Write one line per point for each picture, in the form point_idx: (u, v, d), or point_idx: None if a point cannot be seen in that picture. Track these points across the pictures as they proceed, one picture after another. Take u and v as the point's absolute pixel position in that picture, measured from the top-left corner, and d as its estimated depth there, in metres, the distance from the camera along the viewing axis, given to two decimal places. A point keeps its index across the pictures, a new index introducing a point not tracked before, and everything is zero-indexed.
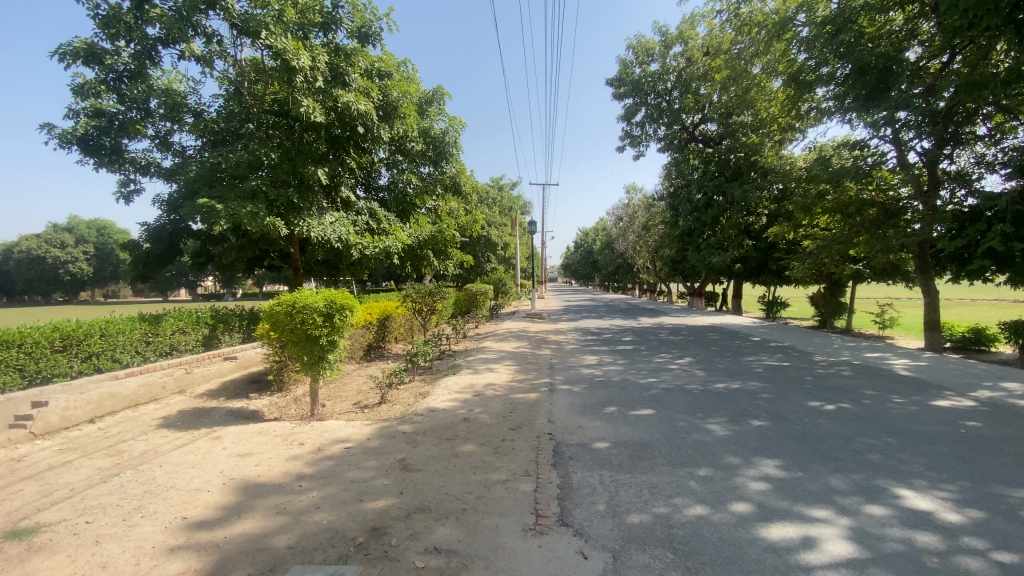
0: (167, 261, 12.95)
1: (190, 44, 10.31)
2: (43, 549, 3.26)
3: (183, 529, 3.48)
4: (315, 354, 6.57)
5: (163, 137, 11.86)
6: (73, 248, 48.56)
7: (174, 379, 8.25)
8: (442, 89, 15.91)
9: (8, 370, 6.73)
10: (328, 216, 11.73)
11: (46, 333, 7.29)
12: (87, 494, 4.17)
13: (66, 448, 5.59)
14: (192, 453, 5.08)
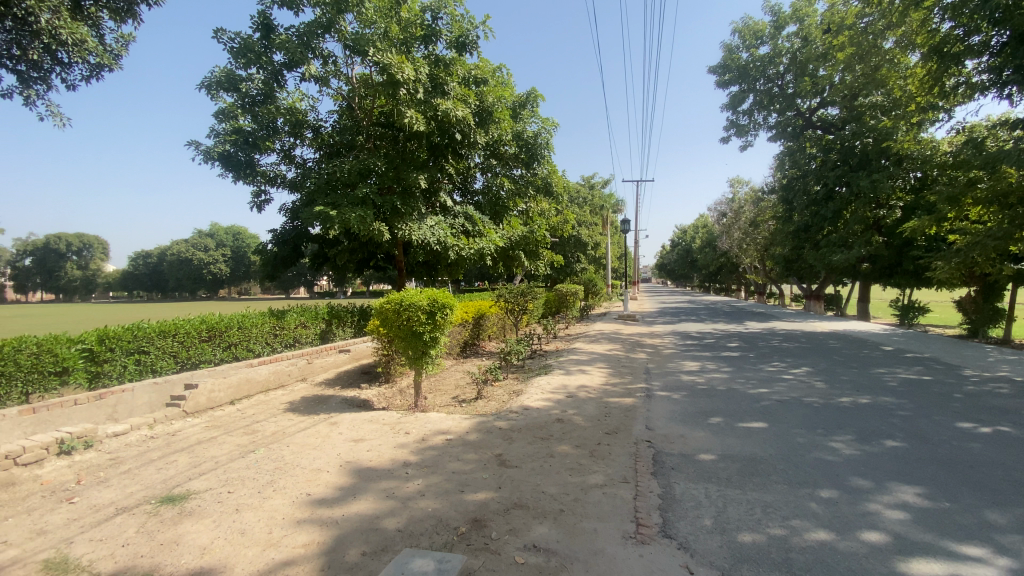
0: (291, 263, 14.46)
1: (310, 66, 11.41)
2: (197, 513, 3.77)
3: (307, 505, 3.83)
4: (418, 349, 6.94)
5: (287, 151, 13.25)
6: (215, 251, 55.91)
7: (297, 368, 9.19)
8: (536, 91, 16.09)
9: (165, 356, 7.93)
10: (428, 220, 12.30)
11: (195, 325, 8.49)
12: (229, 467, 4.76)
13: (213, 425, 6.45)
14: (313, 436, 5.60)
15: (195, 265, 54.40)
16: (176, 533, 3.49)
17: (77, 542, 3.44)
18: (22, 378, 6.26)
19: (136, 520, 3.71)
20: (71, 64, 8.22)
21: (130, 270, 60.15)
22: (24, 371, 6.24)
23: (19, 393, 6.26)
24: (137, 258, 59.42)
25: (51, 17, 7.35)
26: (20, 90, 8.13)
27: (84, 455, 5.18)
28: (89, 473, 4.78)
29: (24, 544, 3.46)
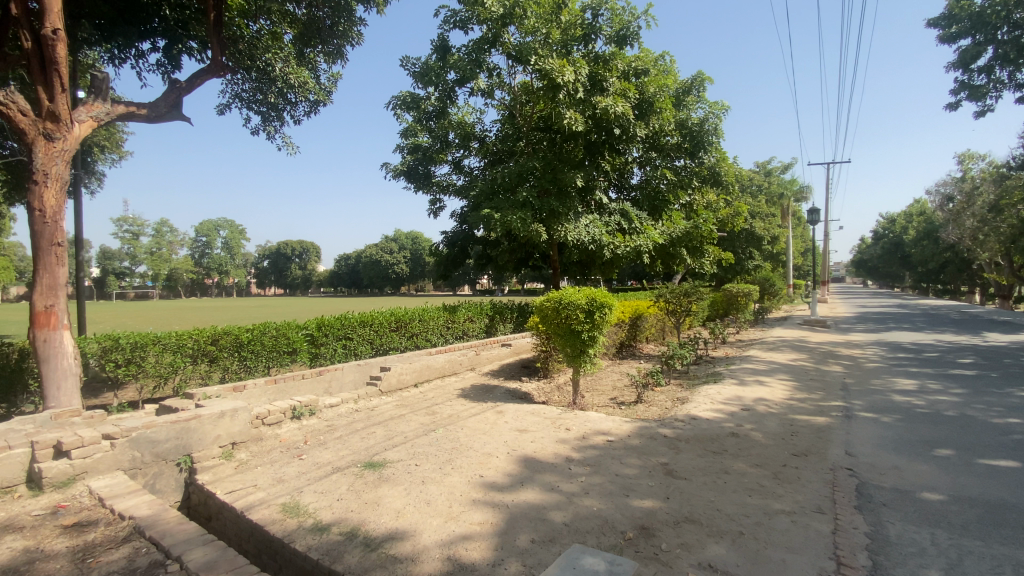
0: (459, 264, 15.75)
1: (477, 80, 12.31)
2: (391, 480, 4.34)
3: (481, 486, 4.13)
4: (577, 347, 6.98)
5: (457, 162, 14.48)
6: (398, 253, 63.73)
7: (468, 358, 9.99)
8: (703, 74, 15.07)
9: (364, 343, 9.31)
10: (584, 219, 12.35)
11: (386, 317, 9.80)
12: (415, 442, 5.38)
13: (401, 404, 7.38)
14: (483, 423, 6.02)
15: (382, 266, 63.01)
16: (375, 495, 4.05)
17: (306, 492, 4.22)
18: (265, 356, 8.02)
19: (346, 480, 4.41)
20: (297, 102, 10.14)
21: (336, 270, 72.09)
22: (266, 350, 8.01)
23: (262, 368, 8.04)
24: (340, 260, 70.88)
25: (282, 64, 9.40)
26: (264, 125, 10.29)
27: (310, 420, 6.33)
28: (313, 435, 5.84)
29: (271, 488, 4.35)
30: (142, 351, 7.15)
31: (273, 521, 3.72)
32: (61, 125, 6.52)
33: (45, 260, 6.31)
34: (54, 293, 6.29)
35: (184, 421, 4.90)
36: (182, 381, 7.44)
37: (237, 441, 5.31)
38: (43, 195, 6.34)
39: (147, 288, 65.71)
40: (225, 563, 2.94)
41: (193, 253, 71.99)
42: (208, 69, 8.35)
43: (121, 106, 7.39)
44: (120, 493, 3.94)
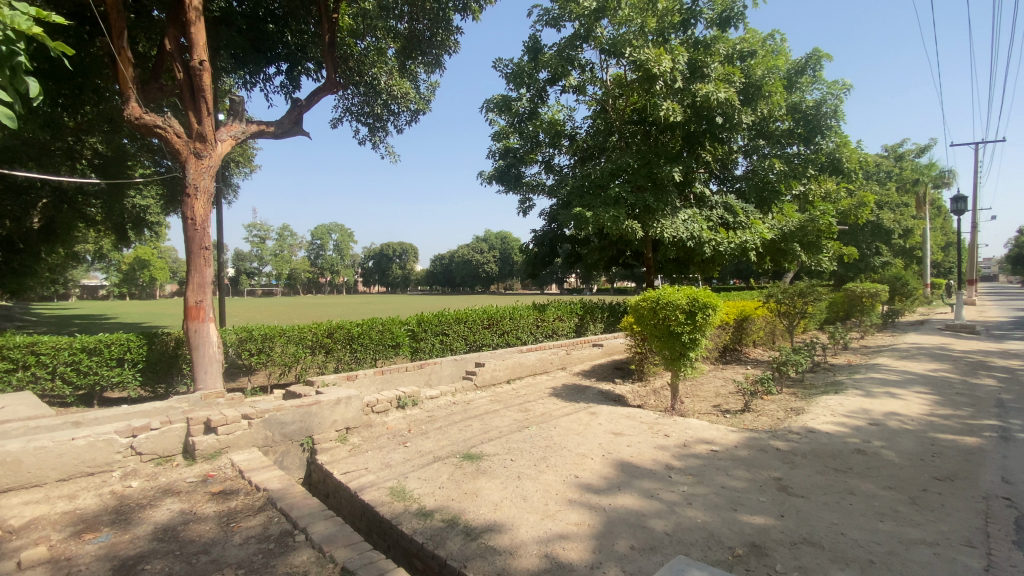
0: (548, 263, 15.75)
1: (569, 77, 12.25)
2: (488, 473, 4.46)
3: (577, 487, 4.11)
4: (676, 350, 6.66)
5: (547, 161, 14.52)
6: (488, 252, 65.31)
7: (559, 357, 9.99)
8: (820, 49, 13.74)
9: (458, 339, 9.69)
10: (682, 214, 11.79)
11: (479, 315, 10.11)
12: (510, 437, 5.49)
13: (496, 399, 7.57)
14: (577, 423, 5.98)
15: (474, 265, 65.07)
16: (474, 487, 4.20)
17: (410, 478, 4.47)
18: (372, 349, 8.64)
19: (446, 469, 4.61)
20: (399, 112, 10.78)
21: (431, 269, 75.73)
22: (373, 344, 8.64)
23: (370, 360, 8.67)
24: (434, 260, 74.28)
25: (386, 78, 10.07)
26: (371, 136, 11.08)
27: (413, 410, 6.71)
28: (415, 425, 6.19)
29: (380, 471, 4.67)
30: (270, 343, 8.03)
31: (382, 503, 3.99)
32: (207, 144, 7.53)
33: (195, 261, 7.33)
34: (202, 289, 7.25)
35: (306, 406, 5.44)
36: (303, 369, 8.25)
37: (350, 426, 5.81)
38: (194, 207, 7.36)
39: (271, 286, 73.92)
40: (343, 539, 3.20)
41: (308, 254, 79.66)
42: (324, 87, 9.16)
43: (253, 125, 8.37)
44: (255, 467, 4.46)
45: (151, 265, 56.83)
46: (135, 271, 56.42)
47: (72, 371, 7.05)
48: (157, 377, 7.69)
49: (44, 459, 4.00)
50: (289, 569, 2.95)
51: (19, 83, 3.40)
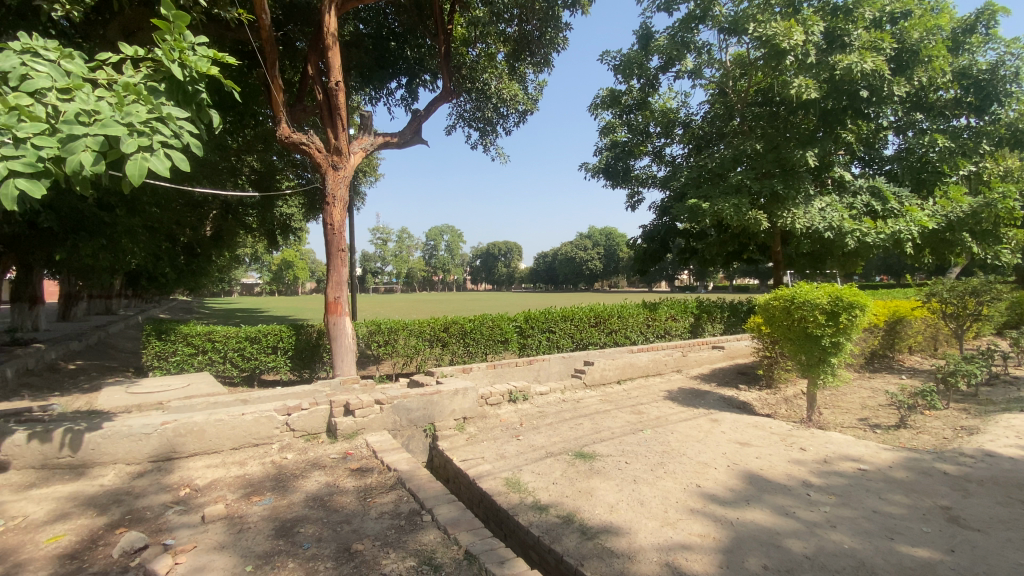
0: (659, 259, 15.11)
1: (684, 62, 11.61)
2: (602, 474, 4.41)
3: (699, 497, 3.89)
4: (814, 355, 6.01)
5: (658, 152, 13.90)
6: (592, 249, 64.37)
7: (674, 358, 9.53)
8: (995, 2, 11.61)
9: (566, 336, 9.70)
10: (817, 202, 10.62)
11: (587, 312, 10.04)
12: (624, 439, 5.36)
13: (608, 399, 7.44)
14: (696, 429, 5.67)
15: (578, 263, 64.63)
16: (588, 486, 4.17)
17: (525, 471, 4.57)
18: (483, 344, 9.00)
19: (560, 466, 4.64)
20: (508, 114, 11.03)
21: (535, 267, 76.62)
22: (484, 338, 9.00)
23: (481, 354, 9.04)
24: (538, 257, 75.03)
25: (496, 82, 10.38)
26: (481, 140, 11.48)
27: (524, 405, 6.85)
28: (527, 419, 6.32)
29: (495, 462, 4.83)
30: (395, 335, 8.71)
31: (499, 492, 4.12)
32: (342, 157, 8.38)
33: (334, 262, 8.18)
34: (340, 286, 8.04)
35: (428, 394, 5.81)
36: (422, 361, 8.84)
37: (467, 416, 6.11)
38: (332, 214, 8.21)
39: (391, 283, 80.23)
40: (466, 524, 3.37)
41: (422, 254, 85.09)
42: (440, 96, 9.66)
43: (380, 137, 9.12)
44: (387, 449, 4.87)
45: (294, 265, 64.72)
46: (281, 270, 64.68)
47: (239, 356, 8.34)
48: (303, 363, 8.69)
49: (222, 430, 4.74)
50: (418, 547, 3.17)
51: (202, 115, 4.06)
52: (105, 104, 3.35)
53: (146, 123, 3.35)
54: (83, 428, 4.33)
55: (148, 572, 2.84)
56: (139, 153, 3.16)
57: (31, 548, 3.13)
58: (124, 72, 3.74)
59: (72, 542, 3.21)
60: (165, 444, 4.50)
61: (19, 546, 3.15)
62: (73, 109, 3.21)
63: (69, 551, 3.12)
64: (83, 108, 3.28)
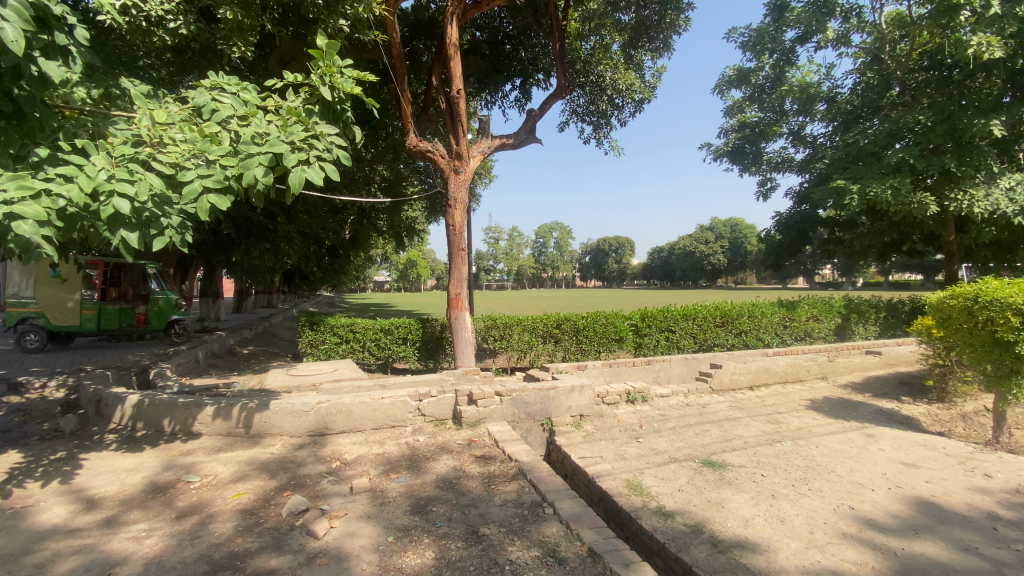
0: (796, 252, 13.65)
1: (826, 31, 10.33)
2: (733, 485, 4.10)
3: (853, 520, 3.44)
4: (1005, 365, 4.98)
5: (796, 132, 12.45)
6: (715, 242, 59.78)
7: (817, 364, 8.51)
8: None
9: (687, 336, 9.26)
10: (1005, 181, 8.84)
11: (711, 311, 9.50)
12: (757, 451, 4.93)
13: (737, 406, 6.89)
14: (847, 444, 5.02)
15: (698, 258, 60.47)
16: (718, 496, 3.91)
17: (647, 474, 4.41)
18: (598, 341, 8.89)
19: (686, 473, 4.42)
20: (623, 105, 10.72)
21: (650, 263, 73.53)
22: (597, 336, 8.87)
23: (595, 352, 8.92)
24: (654, 253, 71.90)
25: (612, 73, 10.09)
26: (594, 133, 11.31)
27: (643, 406, 6.62)
28: (647, 421, 6.10)
29: (615, 462, 4.72)
30: (509, 330, 8.93)
31: (620, 493, 4.02)
32: (463, 161, 8.78)
33: (455, 260, 8.64)
34: (460, 283, 8.45)
35: (546, 389, 5.87)
36: (536, 356, 8.99)
37: (584, 414, 6.08)
38: (453, 215, 8.66)
39: (504, 281, 82.61)
40: (588, 521, 3.34)
41: (534, 252, 86.19)
42: (555, 93, 9.70)
43: (497, 139, 9.42)
44: (508, 439, 5.02)
45: (416, 264, 69.53)
46: (406, 269, 69.82)
47: (375, 346, 9.21)
48: (428, 354, 9.32)
49: (365, 411, 5.27)
50: (542, 538, 3.22)
51: (347, 130, 4.50)
52: (273, 127, 3.87)
53: (305, 140, 3.81)
54: (256, 405, 5.09)
55: (310, 532, 3.26)
56: (299, 167, 3.59)
57: (223, 501, 3.77)
58: (286, 98, 4.29)
59: (251, 499, 3.79)
60: (319, 421, 5.12)
61: (213, 499, 3.81)
62: (250, 132, 3.75)
63: (250, 507, 3.69)
64: (257, 132, 3.82)
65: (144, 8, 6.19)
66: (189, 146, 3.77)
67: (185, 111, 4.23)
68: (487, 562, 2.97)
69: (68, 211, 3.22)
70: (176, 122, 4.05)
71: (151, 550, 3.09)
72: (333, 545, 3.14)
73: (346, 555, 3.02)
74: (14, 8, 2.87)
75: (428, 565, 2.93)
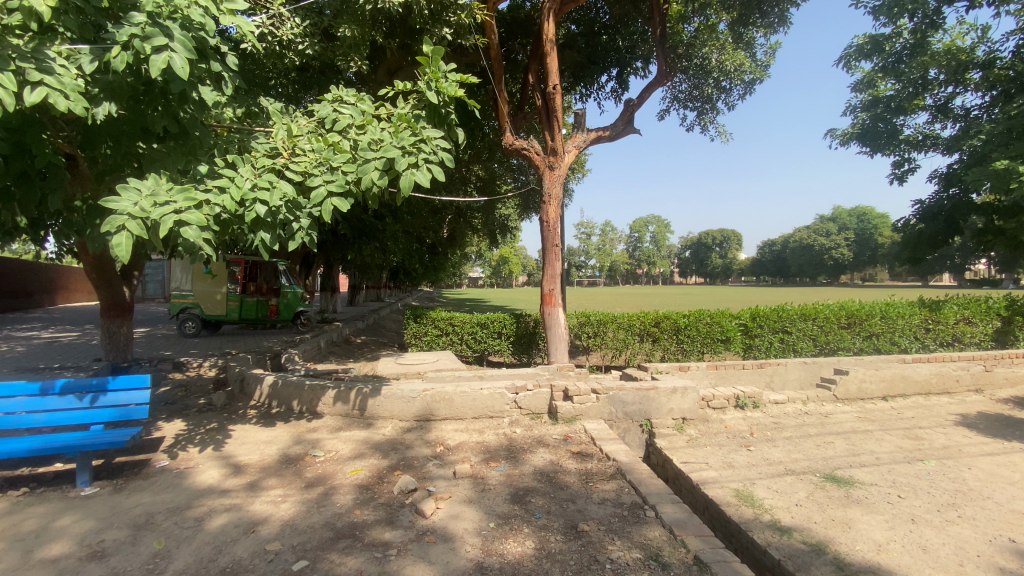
0: (941, 244, 11.86)
1: None
2: (862, 505, 3.68)
3: (1018, 558, 2.96)
4: None
5: (942, 104, 10.83)
6: (838, 234, 53.67)
7: (969, 375, 7.30)
8: None
9: (806, 339, 8.48)
10: None
11: (835, 311, 8.61)
12: (892, 468, 4.37)
13: (866, 418, 6.14)
14: (1010, 468, 4.28)
15: (817, 251, 54.58)
16: (845, 515, 3.52)
17: (759, 485, 4.10)
18: (701, 342, 8.44)
19: (805, 487, 4.03)
20: (731, 88, 10.02)
21: (759, 258, 67.96)
22: (701, 336, 8.43)
23: (697, 353, 8.49)
24: (764, 247, 66.40)
25: (718, 54, 9.56)
26: (699, 120, 10.70)
27: (754, 412, 6.14)
28: (759, 429, 5.66)
29: (722, 470, 4.44)
30: (605, 327, 8.73)
31: (728, 503, 3.77)
32: (558, 157, 8.76)
33: (549, 256, 8.64)
34: (554, 279, 8.42)
35: (645, 390, 5.68)
36: (632, 355, 8.74)
37: (687, 417, 5.78)
38: (548, 211, 8.66)
39: (596, 276, 81.23)
40: (693, 528, 3.18)
41: (628, 247, 83.68)
42: (655, 80, 9.30)
43: (593, 133, 9.25)
44: (605, 438, 4.93)
45: (509, 259, 70.85)
46: (499, 265, 71.52)
47: (473, 339, 9.57)
48: (522, 349, 9.42)
49: (465, 401, 5.48)
50: (644, 540, 3.13)
51: (452, 132, 4.69)
52: (386, 134, 4.16)
53: (414, 145, 4.02)
54: (369, 390, 5.52)
55: (419, 510, 3.47)
56: (408, 170, 3.82)
57: (343, 475, 4.14)
58: (397, 105, 4.58)
59: (366, 476, 4.13)
60: (425, 408, 5.43)
61: (335, 473, 4.20)
62: (366, 140, 4.07)
63: (365, 482, 4.01)
64: (373, 139, 4.13)
65: (277, 34, 6.98)
66: (316, 156, 4.17)
67: (312, 124, 4.69)
68: (587, 559, 2.95)
69: (222, 217, 3.72)
70: (305, 134, 4.49)
71: (286, 514, 3.48)
72: (440, 525, 3.32)
73: (451, 536, 3.18)
74: (180, 40, 3.39)
75: (529, 554, 2.98)
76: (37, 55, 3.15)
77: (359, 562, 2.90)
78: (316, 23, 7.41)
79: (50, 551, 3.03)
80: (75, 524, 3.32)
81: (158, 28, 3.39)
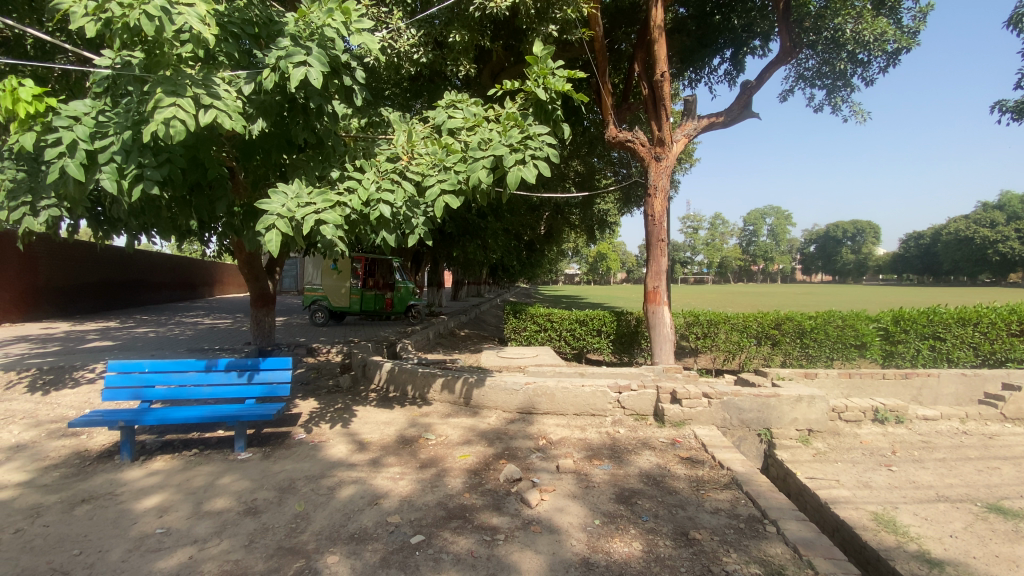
0: None
1: None
2: None
3: None
4: None
5: None
6: (1007, 224, 45.08)
7: None
8: None
9: (963, 348, 7.38)
10: None
11: (1004, 315, 7.33)
12: None
13: None
14: None
15: (978, 245, 46.26)
16: (1014, 554, 3.02)
17: (903, 510, 3.60)
18: (830, 346, 7.63)
19: (962, 516, 3.49)
20: (869, 61, 8.85)
21: (901, 254, 59.33)
22: (831, 340, 7.63)
23: (825, 359, 7.69)
24: (907, 240, 57.91)
25: (854, 24, 8.42)
26: (829, 99, 9.63)
27: (897, 428, 5.41)
28: (903, 448, 4.99)
29: (857, 489, 3.97)
30: (715, 328, 8.21)
31: (864, 526, 3.35)
32: (665, 147, 8.35)
33: (654, 251, 8.29)
34: (659, 275, 8.06)
35: (764, 397, 5.26)
36: (747, 359, 8.10)
37: (814, 429, 5.25)
38: (654, 206, 8.32)
39: (702, 273, 76.45)
40: (822, 549, 2.90)
41: (740, 241, 77.88)
42: (776, 59, 8.55)
43: (705, 120, 8.70)
44: (718, 445, 4.64)
45: (608, 256, 69.45)
46: (598, 262, 70.64)
47: (574, 336, 9.55)
48: (623, 348, 9.20)
49: (568, 396, 5.48)
50: (764, 556, 2.92)
51: (557, 128, 4.73)
52: (495, 134, 4.28)
53: (522, 142, 4.09)
54: (475, 380, 5.77)
55: (524, 500, 3.57)
56: (516, 166, 3.90)
57: (453, 459, 4.38)
58: (505, 105, 4.71)
59: (474, 461, 4.33)
60: (528, 401, 5.54)
61: (446, 456, 4.46)
62: (477, 140, 4.23)
63: (474, 468, 4.21)
64: (482, 139, 4.28)
65: (396, 47, 7.56)
66: (432, 158, 4.45)
67: (428, 129, 5.00)
68: (700, 568, 2.83)
69: (351, 217, 4.11)
70: (421, 138, 4.81)
71: (403, 491, 3.77)
72: (545, 516, 3.38)
73: (557, 528, 3.22)
74: (316, 58, 3.78)
75: (637, 556, 2.92)
76: (207, 82, 3.71)
77: (470, 543, 3.05)
78: (429, 33, 7.86)
79: (217, 504, 3.58)
80: (235, 483, 3.88)
81: (299, 49, 3.81)
